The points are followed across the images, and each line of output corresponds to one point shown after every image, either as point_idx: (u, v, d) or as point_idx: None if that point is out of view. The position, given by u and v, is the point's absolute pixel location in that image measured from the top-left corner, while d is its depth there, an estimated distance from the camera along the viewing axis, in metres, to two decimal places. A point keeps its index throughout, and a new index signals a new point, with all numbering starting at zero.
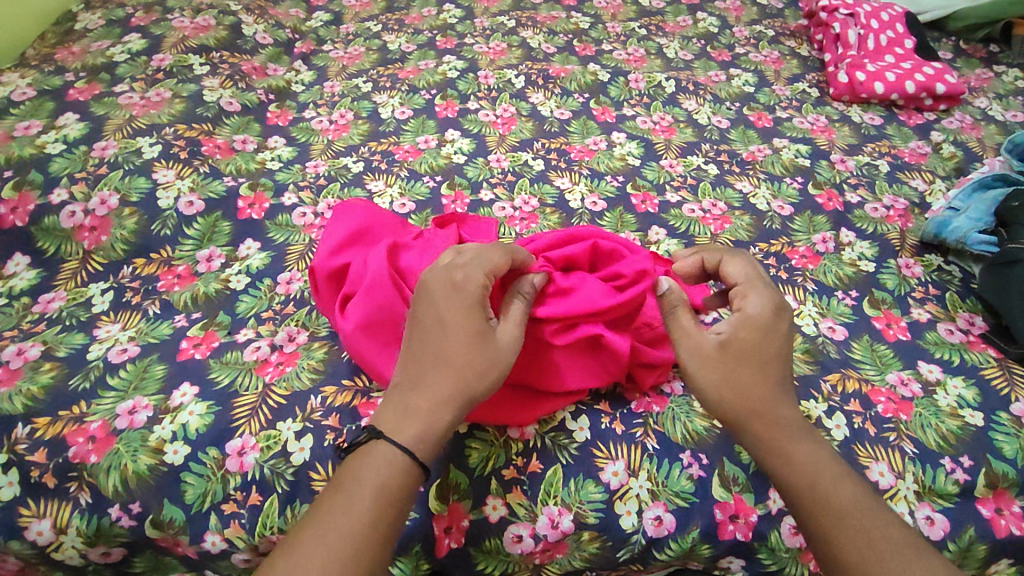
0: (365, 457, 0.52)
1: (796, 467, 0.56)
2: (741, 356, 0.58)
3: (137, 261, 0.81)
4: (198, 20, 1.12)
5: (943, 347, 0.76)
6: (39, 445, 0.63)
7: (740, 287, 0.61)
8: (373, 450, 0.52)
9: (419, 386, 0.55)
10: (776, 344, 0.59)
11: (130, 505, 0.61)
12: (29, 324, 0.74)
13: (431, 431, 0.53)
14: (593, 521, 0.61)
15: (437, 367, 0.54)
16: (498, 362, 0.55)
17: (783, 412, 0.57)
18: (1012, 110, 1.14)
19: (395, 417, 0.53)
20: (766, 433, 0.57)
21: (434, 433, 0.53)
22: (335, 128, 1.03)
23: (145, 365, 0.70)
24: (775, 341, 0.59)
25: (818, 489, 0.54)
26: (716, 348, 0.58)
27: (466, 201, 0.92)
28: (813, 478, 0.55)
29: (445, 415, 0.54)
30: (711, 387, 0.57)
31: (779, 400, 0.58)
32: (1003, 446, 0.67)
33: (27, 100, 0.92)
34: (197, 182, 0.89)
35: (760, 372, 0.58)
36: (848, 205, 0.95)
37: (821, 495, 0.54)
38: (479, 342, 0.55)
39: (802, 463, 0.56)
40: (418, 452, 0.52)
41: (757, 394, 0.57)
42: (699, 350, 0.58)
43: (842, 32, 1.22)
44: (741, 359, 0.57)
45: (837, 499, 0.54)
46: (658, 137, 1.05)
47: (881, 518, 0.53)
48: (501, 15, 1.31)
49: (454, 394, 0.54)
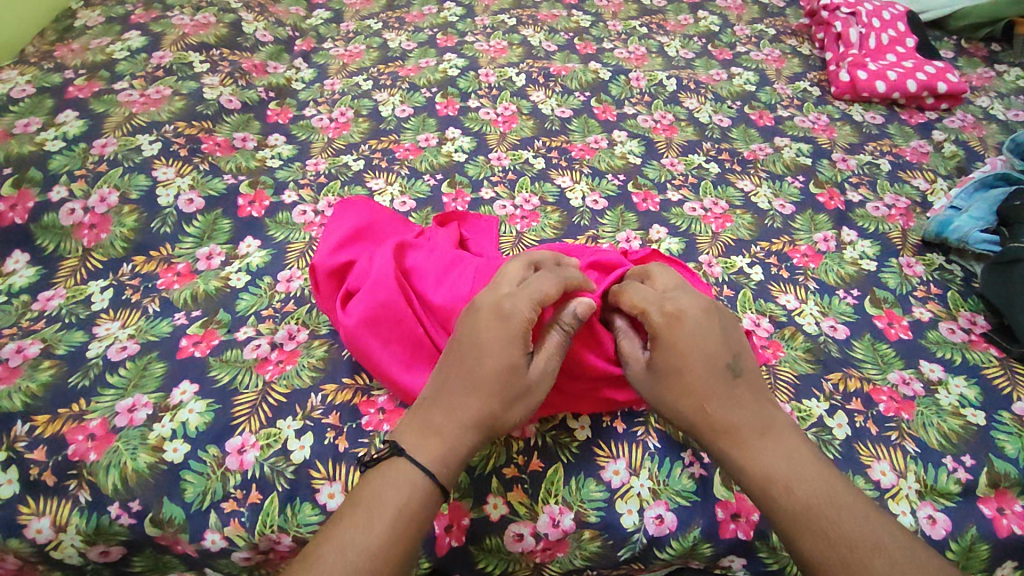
0: (390, 477, 0.53)
1: (755, 479, 0.55)
2: (666, 371, 0.57)
3: (137, 259, 0.81)
4: (197, 18, 1.12)
5: (945, 346, 0.76)
6: (38, 443, 0.63)
7: (653, 299, 0.59)
8: (396, 470, 0.53)
9: (446, 409, 0.55)
10: (705, 351, 0.57)
11: (129, 503, 0.61)
12: (28, 321, 0.74)
13: (453, 455, 0.54)
14: (594, 519, 0.61)
15: (473, 393, 0.55)
16: (530, 397, 0.56)
17: (732, 419, 0.56)
18: (1014, 109, 1.14)
19: (421, 434, 0.54)
20: (719, 443, 0.56)
21: (455, 459, 0.54)
22: (336, 126, 1.03)
23: (144, 362, 0.69)
24: (703, 347, 0.57)
25: (773, 496, 0.54)
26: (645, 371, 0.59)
27: (467, 199, 0.92)
28: (777, 493, 0.54)
29: (466, 443, 0.55)
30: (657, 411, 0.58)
31: (725, 407, 0.56)
32: (1005, 445, 0.67)
33: (26, 97, 0.91)
34: (197, 179, 0.88)
35: (700, 385, 0.56)
36: (850, 204, 0.94)
37: (784, 510, 0.53)
38: (519, 379, 0.55)
39: (756, 470, 0.55)
40: (440, 475, 0.53)
41: (699, 414, 0.57)
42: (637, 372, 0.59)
43: (844, 31, 1.22)
44: (669, 376, 0.57)
45: (796, 512, 0.53)
46: (659, 135, 1.05)
47: (845, 523, 0.51)
48: (501, 13, 1.31)
49: (481, 424, 0.55)
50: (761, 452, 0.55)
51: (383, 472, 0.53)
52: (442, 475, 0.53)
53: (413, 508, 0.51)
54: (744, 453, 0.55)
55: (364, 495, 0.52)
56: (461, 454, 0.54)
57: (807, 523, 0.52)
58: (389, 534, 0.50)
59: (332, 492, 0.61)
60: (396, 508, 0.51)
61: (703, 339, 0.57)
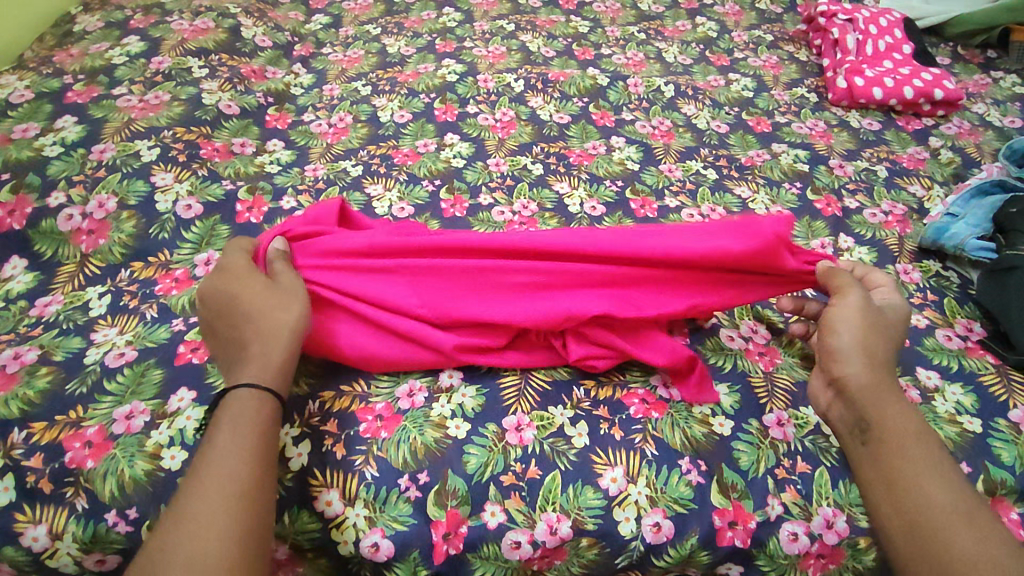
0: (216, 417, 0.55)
1: (897, 444, 0.58)
2: (874, 323, 0.64)
3: (134, 265, 0.81)
4: (197, 22, 1.12)
5: (941, 353, 0.76)
6: (35, 450, 0.63)
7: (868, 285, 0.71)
8: (220, 410, 0.55)
9: (242, 351, 0.59)
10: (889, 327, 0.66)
11: (127, 510, 0.61)
12: (26, 327, 0.73)
13: (269, 359, 0.58)
14: (591, 527, 0.61)
15: (251, 319, 0.60)
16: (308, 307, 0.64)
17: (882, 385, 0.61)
18: (1010, 116, 1.14)
19: (233, 371, 0.58)
20: (873, 404, 0.60)
21: (275, 364, 0.59)
22: (334, 131, 1.03)
23: (142, 369, 0.69)
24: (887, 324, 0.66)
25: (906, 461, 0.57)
26: (856, 321, 0.64)
27: (465, 205, 0.92)
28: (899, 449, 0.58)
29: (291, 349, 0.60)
30: (848, 358, 0.62)
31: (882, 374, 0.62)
32: (1001, 452, 0.67)
33: (25, 102, 0.91)
34: (196, 185, 0.88)
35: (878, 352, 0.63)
36: (847, 211, 0.95)
37: (907, 477, 0.56)
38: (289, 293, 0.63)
39: (896, 436, 0.58)
40: (269, 381, 0.58)
41: (870, 358, 0.62)
42: (856, 324, 0.64)
43: (840, 37, 1.23)
44: (872, 339, 0.63)
45: (904, 477, 0.56)
46: (657, 141, 1.05)
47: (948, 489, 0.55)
48: (500, 18, 1.31)
49: (279, 329, 0.60)
50: (908, 415, 0.60)
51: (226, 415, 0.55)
52: (268, 380, 0.57)
53: (246, 433, 0.54)
54: (891, 404, 0.60)
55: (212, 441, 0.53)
56: (279, 356, 0.59)
57: (908, 478, 0.56)
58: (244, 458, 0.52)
59: (331, 500, 0.62)
60: (233, 434, 0.53)
61: (895, 333, 0.66)
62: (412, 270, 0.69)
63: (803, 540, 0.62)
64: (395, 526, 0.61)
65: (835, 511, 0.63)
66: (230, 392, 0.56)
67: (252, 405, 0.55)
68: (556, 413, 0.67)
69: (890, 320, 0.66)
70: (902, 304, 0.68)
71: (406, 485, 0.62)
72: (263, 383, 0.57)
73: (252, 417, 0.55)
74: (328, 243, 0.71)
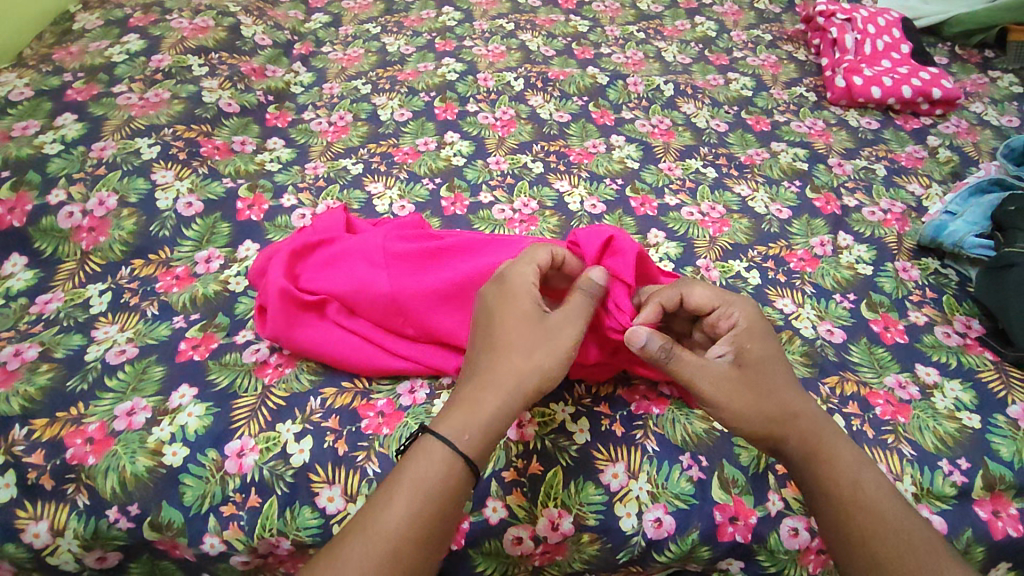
0: (407, 457, 0.53)
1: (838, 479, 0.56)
2: (743, 385, 0.58)
3: (135, 262, 0.81)
4: (197, 21, 1.12)
5: (940, 350, 0.77)
6: (36, 446, 0.63)
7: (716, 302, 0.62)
8: (415, 452, 0.53)
9: (489, 387, 0.55)
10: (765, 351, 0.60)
11: (128, 507, 0.61)
12: (26, 325, 0.73)
13: (476, 419, 0.54)
14: (592, 523, 0.61)
15: (491, 351, 0.58)
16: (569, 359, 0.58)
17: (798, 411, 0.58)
18: (1007, 115, 1.15)
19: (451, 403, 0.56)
20: (802, 441, 0.57)
21: (479, 421, 0.54)
22: (335, 129, 1.03)
23: (143, 366, 0.69)
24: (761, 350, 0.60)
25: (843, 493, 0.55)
26: (725, 372, 0.58)
27: (465, 203, 0.92)
28: (843, 498, 0.55)
29: (503, 416, 0.55)
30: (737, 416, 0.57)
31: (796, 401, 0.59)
32: (1000, 448, 0.68)
33: (24, 100, 0.91)
34: (196, 183, 0.88)
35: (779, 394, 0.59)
36: (846, 209, 0.95)
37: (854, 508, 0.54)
38: (549, 334, 0.58)
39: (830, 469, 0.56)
40: (459, 444, 0.52)
41: (779, 419, 0.57)
42: (717, 378, 0.58)
43: (839, 37, 1.23)
44: (752, 379, 0.59)
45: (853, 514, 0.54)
46: (657, 140, 1.05)
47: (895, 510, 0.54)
48: (499, 18, 1.31)
49: (502, 377, 0.56)
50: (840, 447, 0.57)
51: (420, 461, 0.52)
52: (462, 442, 0.53)
53: (425, 499, 0.50)
54: (822, 448, 0.57)
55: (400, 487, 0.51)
56: (486, 410, 0.54)
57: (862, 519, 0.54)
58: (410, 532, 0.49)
59: (332, 496, 0.62)
60: (414, 492, 0.50)
61: (772, 365, 0.60)
62: (396, 279, 0.68)
63: (803, 536, 0.62)
64: None
65: None
66: (428, 434, 0.53)
67: (444, 466, 0.51)
68: (558, 409, 0.67)
69: (750, 359, 0.59)
70: (751, 316, 0.62)
71: None
72: (461, 445, 0.52)
73: (435, 482, 0.51)
74: (333, 250, 0.72)
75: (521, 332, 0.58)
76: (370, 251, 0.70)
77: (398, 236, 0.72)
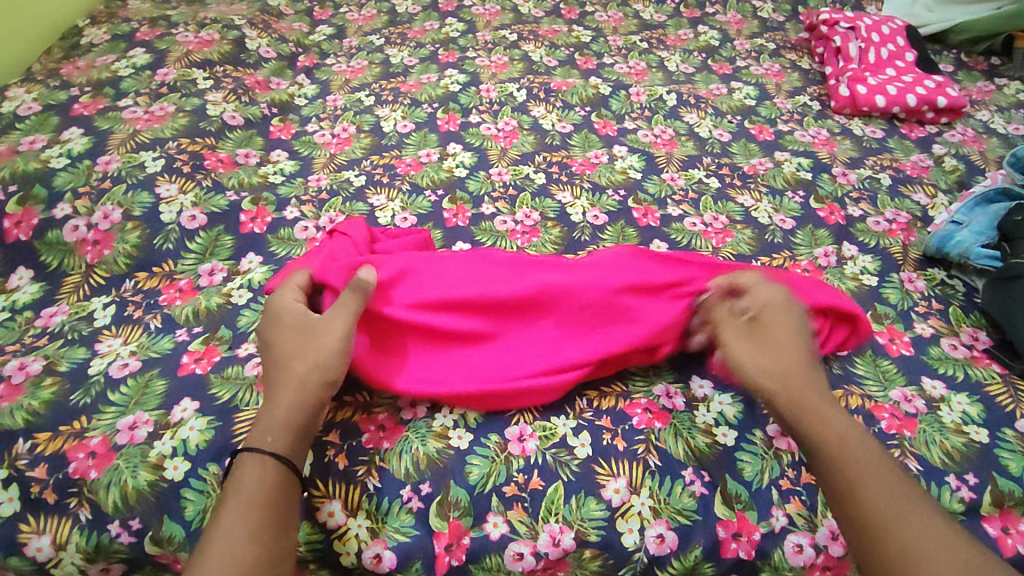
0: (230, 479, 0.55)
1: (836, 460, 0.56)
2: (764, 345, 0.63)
3: (139, 275, 0.81)
4: (202, 34, 1.12)
5: (947, 363, 0.76)
6: (39, 460, 0.63)
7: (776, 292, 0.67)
8: (235, 473, 0.55)
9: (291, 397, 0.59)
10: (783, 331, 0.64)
11: (130, 521, 0.61)
12: (31, 338, 0.74)
13: (276, 420, 0.57)
14: (594, 538, 0.60)
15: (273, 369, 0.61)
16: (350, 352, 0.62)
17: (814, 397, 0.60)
18: (1014, 123, 1.14)
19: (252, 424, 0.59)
20: (807, 410, 0.59)
21: (280, 424, 0.57)
22: (338, 141, 1.04)
23: (146, 380, 0.69)
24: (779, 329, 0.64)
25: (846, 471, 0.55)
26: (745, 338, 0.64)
27: (467, 215, 0.92)
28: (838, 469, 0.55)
29: (298, 414, 0.58)
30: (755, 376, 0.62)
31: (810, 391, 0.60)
32: (1008, 463, 0.67)
33: (32, 115, 0.92)
34: (200, 196, 0.89)
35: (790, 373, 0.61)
36: (850, 219, 0.95)
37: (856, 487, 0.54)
38: (309, 338, 0.61)
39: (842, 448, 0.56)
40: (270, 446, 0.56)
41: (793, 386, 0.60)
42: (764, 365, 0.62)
43: (843, 46, 1.23)
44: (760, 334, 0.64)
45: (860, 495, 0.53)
46: (660, 150, 1.05)
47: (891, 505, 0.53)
48: (502, 28, 1.32)
49: (294, 383, 0.59)
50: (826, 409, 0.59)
51: (247, 472, 0.54)
52: (268, 443, 0.56)
53: (260, 498, 0.53)
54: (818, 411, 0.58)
55: (231, 495, 0.53)
56: (283, 413, 0.58)
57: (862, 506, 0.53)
58: (256, 525, 0.52)
59: (333, 510, 0.61)
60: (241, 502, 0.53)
61: (784, 324, 0.65)
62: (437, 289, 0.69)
63: (808, 552, 0.61)
64: (397, 536, 0.61)
65: None
66: (241, 453, 0.56)
67: (266, 474, 0.55)
68: (559, 422, 0.66)
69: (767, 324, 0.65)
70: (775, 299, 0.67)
71: (408, 496, 0.62)
72: (270, 447, 0.56)
73: (261, 488, 0.54)
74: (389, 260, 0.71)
75: (277, 351, 0.62)
76: (434, 275, 0.71)
77: (461, 262, 0.73)
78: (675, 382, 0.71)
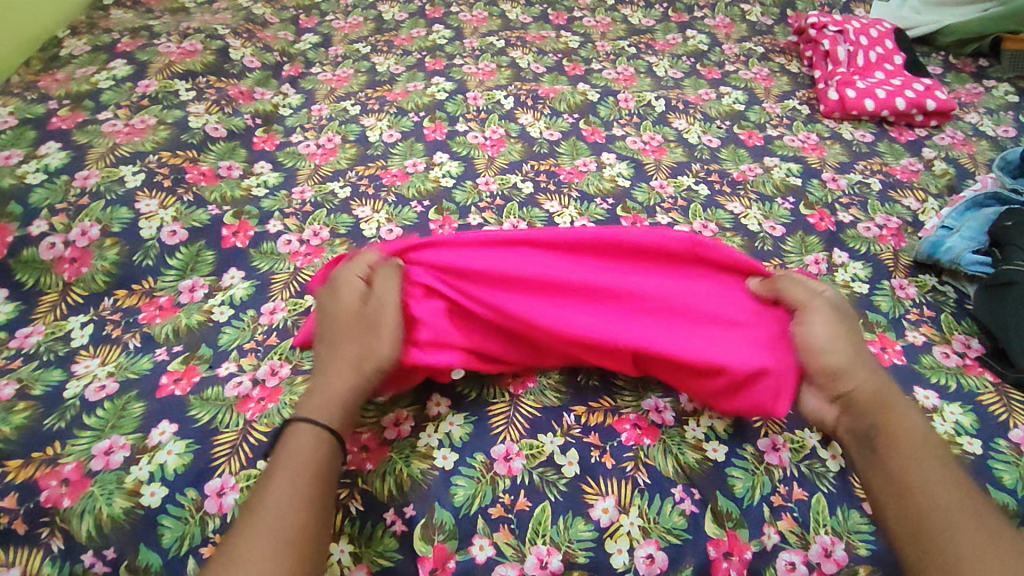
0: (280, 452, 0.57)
1: (893, 436, 0.59)
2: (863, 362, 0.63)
3: (118, 292, 0.79)
4: (184, 45, 1.11)
5: (939, 371, 0.75)
6: (10, 488, 0.61)
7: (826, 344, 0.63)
8: (288, 448, 0.57)
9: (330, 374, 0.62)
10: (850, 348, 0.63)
11: (104, 550, 0.59)
12: (5, 361, 0.72)
13: (332, 398, 0.60)
14: (583, 560, 0.59)
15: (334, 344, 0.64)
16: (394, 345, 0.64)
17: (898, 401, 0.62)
18: (1003, 125, 1.13)
19: (309, 391, 0.62)
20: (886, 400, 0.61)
21: (333, 398, 0.60)
22: (323, 152, 1.02)
23: (123, 402, 0.68)
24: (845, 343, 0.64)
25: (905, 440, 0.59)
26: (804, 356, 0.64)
27: (454, 225, 0.91)
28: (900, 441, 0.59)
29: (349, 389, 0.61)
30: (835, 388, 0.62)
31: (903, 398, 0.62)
32: (1002, 475, 0.66)
33: (9, 129, 0.91)
34: (181, 211, 0.87)
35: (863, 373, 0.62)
36: (841, 225, 0.94)
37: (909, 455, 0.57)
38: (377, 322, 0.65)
39: (905, 430, 0.59)
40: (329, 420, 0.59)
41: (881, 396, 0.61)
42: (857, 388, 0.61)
43: (832, 49, 1.22)
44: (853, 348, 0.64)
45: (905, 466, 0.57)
46: (648, 157, 1.04)
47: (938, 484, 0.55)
48: (490, 35, 1.31)
49: (351, 359, 0.62)
50: (903, 407, 0.61)
51: (295, 446, 0.57)
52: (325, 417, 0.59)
53: (306, 471, 0.55)
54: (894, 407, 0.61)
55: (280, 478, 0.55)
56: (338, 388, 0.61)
57: (914, 478, 0.56)
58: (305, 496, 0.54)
59: None
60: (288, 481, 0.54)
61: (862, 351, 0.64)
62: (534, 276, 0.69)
63: (800, 570, 0.60)
64: (381, 561, 0.59)
65: (833, 540, 0.61)
66: (295, 421, 0.58)
67: (311, 455, 0.56)
68: (546, 440, 0.65)
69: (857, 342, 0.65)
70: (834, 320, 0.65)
71: (392, 519, 0.60)
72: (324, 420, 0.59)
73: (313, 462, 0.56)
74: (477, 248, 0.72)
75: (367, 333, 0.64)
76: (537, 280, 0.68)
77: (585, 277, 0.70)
78: (664, 396, 0.70)
